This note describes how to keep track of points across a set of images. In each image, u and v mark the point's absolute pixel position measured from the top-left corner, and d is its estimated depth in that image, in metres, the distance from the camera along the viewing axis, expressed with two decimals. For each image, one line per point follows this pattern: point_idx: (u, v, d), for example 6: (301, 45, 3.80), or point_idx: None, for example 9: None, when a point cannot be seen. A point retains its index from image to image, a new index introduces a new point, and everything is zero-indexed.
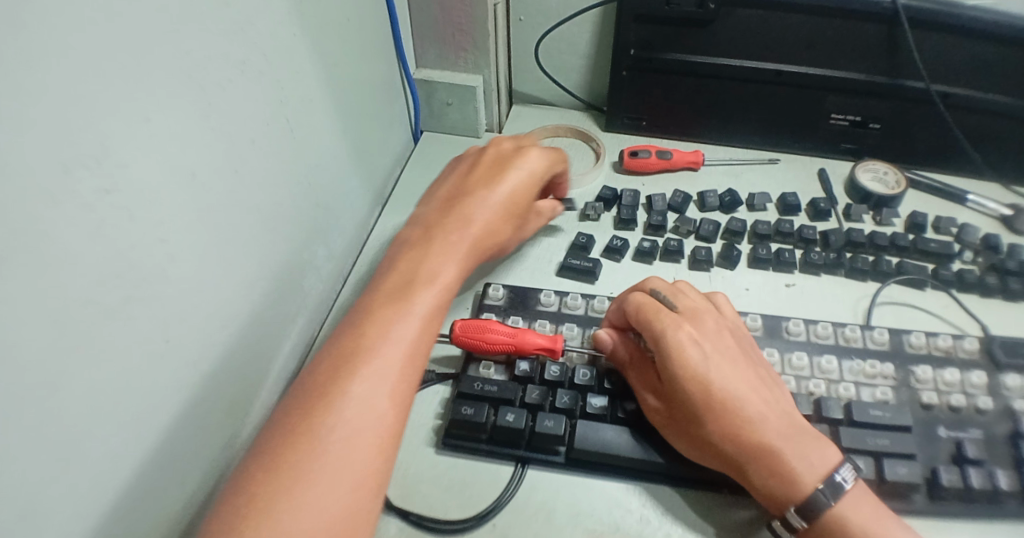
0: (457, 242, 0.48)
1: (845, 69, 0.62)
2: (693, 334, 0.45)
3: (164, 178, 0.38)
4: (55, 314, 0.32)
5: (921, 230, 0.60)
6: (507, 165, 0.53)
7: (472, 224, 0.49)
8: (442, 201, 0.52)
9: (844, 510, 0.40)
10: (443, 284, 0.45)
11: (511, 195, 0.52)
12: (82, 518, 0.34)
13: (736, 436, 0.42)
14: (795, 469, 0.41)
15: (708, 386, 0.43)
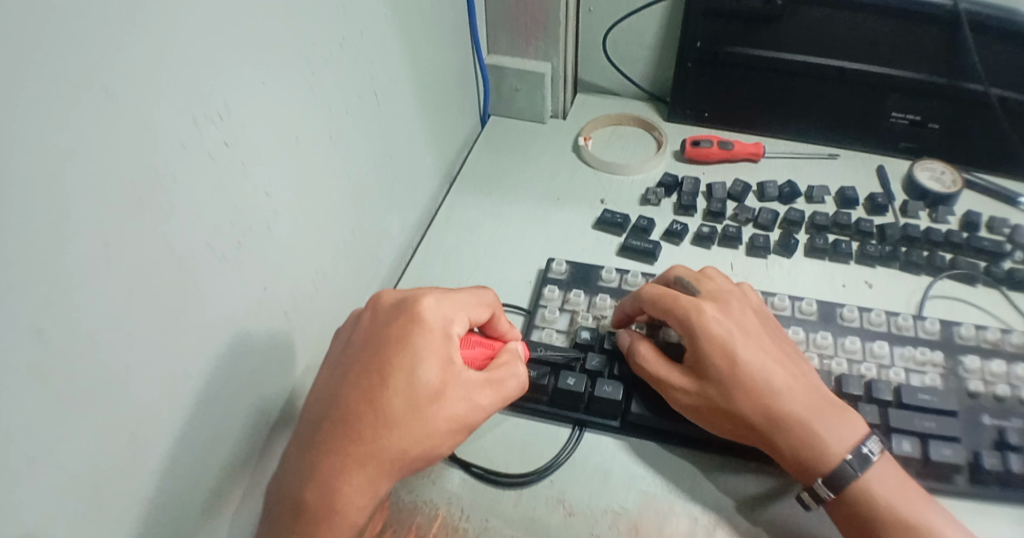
0: (342, 447, 0.38)
1: (907, 69, 0.64)
2: (717, 313, 0.47)
3: (272, 139, 0.42)
4: (178, 252, 0.36)
5: (975, 228, 0.61)
6: (402, 319, 0.42)
7: (361, 431, 0.38)
8: (331, 376, 0.42)
9: (870, 483, 0.42)
10: (339, 510, 0.38)
11: (423, 372, 0.40)
12: (184, 439, 0.38)
13: (768, 407, 0.44)
14: (822, 439, 0.43)
15: (737, 358, 0.45)
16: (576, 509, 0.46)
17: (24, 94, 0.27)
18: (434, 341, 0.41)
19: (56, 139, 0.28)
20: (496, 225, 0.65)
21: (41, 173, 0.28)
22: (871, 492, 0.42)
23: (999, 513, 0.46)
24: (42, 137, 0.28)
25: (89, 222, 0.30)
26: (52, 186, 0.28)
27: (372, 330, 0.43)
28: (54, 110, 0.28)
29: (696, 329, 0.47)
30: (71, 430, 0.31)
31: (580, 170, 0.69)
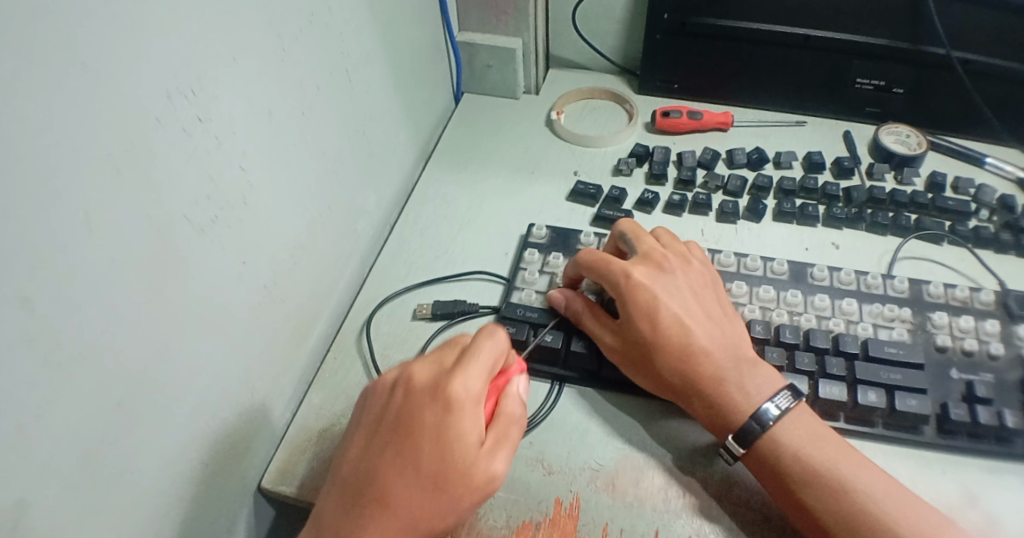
0: (375, 524, 0.39)
1: (870, 35, 0.65)
2: (647, 276, 0.49)
3: (246, 114, 0.42)
4: (156, 226, 0.36)
5: (940, 189, 0.63)
6: (441, 405, 0.41)
7: (402, 519, 0.39)
8: (366, 456, 0.41)
9: (779, 435, 0.43)
10: None
11: (454, 450, 0.39)
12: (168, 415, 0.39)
13: (683, 366, 0.46)
14: (731, 395, 0.45)
15: (656, 319, 0.47)
16: (555, 467, 0.47)
17: None
18: (462, 417, 0.40)
19: (23, 111, 0.28)
20: (472, 199, 0.65)
21: (16, 145, 0.28)
22: (782, 445, 0.43)
23: (970, 463, 0.47)
24: (15, 109, 0.28)
25: (62, 195, 0.30)
26: (27, 158, 0.29)
27: (399, 404, 0.42)
28: (26, 83, 0.28)
29: (627, 294, 0.48)
30: (57, 401, 0.31)
31: (554, 143, 0.70)
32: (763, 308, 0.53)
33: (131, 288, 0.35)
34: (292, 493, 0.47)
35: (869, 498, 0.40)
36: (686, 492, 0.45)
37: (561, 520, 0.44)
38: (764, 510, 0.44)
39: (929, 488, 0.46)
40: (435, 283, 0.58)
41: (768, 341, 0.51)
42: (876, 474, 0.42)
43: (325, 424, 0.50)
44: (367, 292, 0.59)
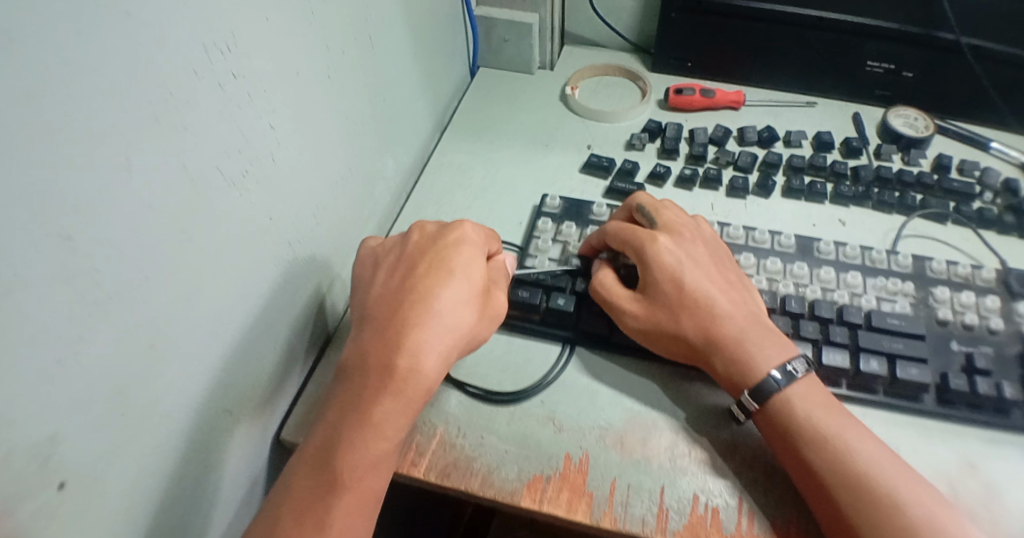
0: (420, 316, 0.42)
1: (882, 17, 0.66)
2: (670, 244, 0.50)
3: (276, 72, 0.43)
4: (192, 176, 0.37)
5: (945, 170, 0.64)
6: (456, 237, 0.47)
7: (440, 312, 0.42)
8: (388, 281, 0.45)
9: (790, 396, 0.44)
10: (418, 374, 0.41)
11: (477, 266, 0.46)
12: (196, 360, 0.40)
13: (707, 329, 0.47)
14: (752, 358, 0.46)
15: (682, 285, 0.48)
16: (565, 425, 0.48)
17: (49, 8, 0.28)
18: (479, 248, 0.47)
19: (74, 54, 0.29)
20: (487, 169, 0.66)
21: (63, 87, 0.29)
22: (792, 409, 0.44)
23: (968, 433, 0.49)
24: (63, 52, 0.29)
25: (108, 139, 0.31)
26: (76, 99, 0.30)
27: (415, 244, 0.47)
28: (75, 27, 0.29)
29: (652, 259, 0.50)
30: (94, 340, 0.32)
31: (567, 118, 0.71)
32: (770, 279, 0.55)
33: (165, 235, 0.36)
34: None
35: (873, 468, 0.41)
36: (693, 450, 0.47)
37: (571, 474, 0.45)
38: (767, 471, 0.45)
39: (927, 455, 0.47)
40: None
41: (774, 309, 0.52)
42: (884, 450, 0.42)
43: None
44: None
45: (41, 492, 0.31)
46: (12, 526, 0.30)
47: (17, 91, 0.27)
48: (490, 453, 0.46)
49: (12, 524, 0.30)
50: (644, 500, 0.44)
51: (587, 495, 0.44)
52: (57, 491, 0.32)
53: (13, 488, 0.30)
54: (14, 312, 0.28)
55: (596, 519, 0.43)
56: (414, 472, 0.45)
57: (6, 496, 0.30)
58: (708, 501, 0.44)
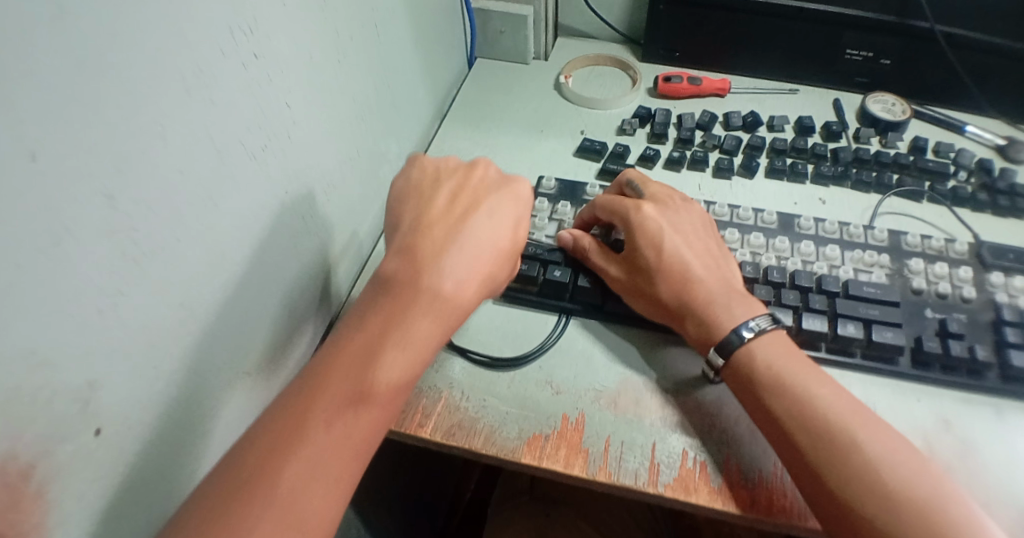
0: (471, 245, 0.46)
1: (860, 7, 0.69)
2: (653, 213, 0.54)
3: (291, 54, 0.46)
4: (218, 148, 0.40)
5: (921, 152, 0.67)
6: (506, 189, 0.51)
7: (480, 248, 0.46)
8: (438, 210, 0.48)
9: (754, 346, 0.48)
10: (461, 301, 0.44)
11: (521, 213, 0.50)
12: (218, 321, 0.43)
13: (681, 292, 0.51)
14: (720, 317, 0.49)
15: (660, 250, 0.52)
16: (563, 388, 0.51)
17: None
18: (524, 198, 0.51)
19: (119, 32, 0.33)
20: (485, 153, 0.70)
21: (108, 61, 0.32)
22: (754, 359, 0.47)
23: (942, 393, 0.52)
24: (107, 30, 0.32)
25: (146, 109, 0.35)
26: (119, 73, 0.33)
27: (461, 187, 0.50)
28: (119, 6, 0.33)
29: (635, 226, 0.53)
30: (132, 296, 0.36)
31: (562, 105, 0.74)
32: (753, 252, 0.58)
33: (192, 203, 0.39)
34: None
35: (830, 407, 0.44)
36: (682, 410, 0.50)
37: (568, 432, 0.48)
38: (751, 429, 0.48)
39: (903, 412, 0.50)
40: None
41: (757, 279, 0.55)
42: (839, 392, 0.45)
43: None
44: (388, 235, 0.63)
45: (80, 435, 0.34)
46: (55, 464, 0.33)
47: (66, 63, 0.30)
48: (492, 414, 0.49)
49: (54, 462, 0.33)
50: (635, 455, 0.47)
51: (584, 451, 0.47)
52: (94, 436, 0.35)
53: (58, 428, 0.33)
54: (64, 260, 0.32)
55: (592, 473, 0.46)
56: (420, 433, 0.48)
57: (51, 434, 0.33)
58: (696, 455, 0.47)
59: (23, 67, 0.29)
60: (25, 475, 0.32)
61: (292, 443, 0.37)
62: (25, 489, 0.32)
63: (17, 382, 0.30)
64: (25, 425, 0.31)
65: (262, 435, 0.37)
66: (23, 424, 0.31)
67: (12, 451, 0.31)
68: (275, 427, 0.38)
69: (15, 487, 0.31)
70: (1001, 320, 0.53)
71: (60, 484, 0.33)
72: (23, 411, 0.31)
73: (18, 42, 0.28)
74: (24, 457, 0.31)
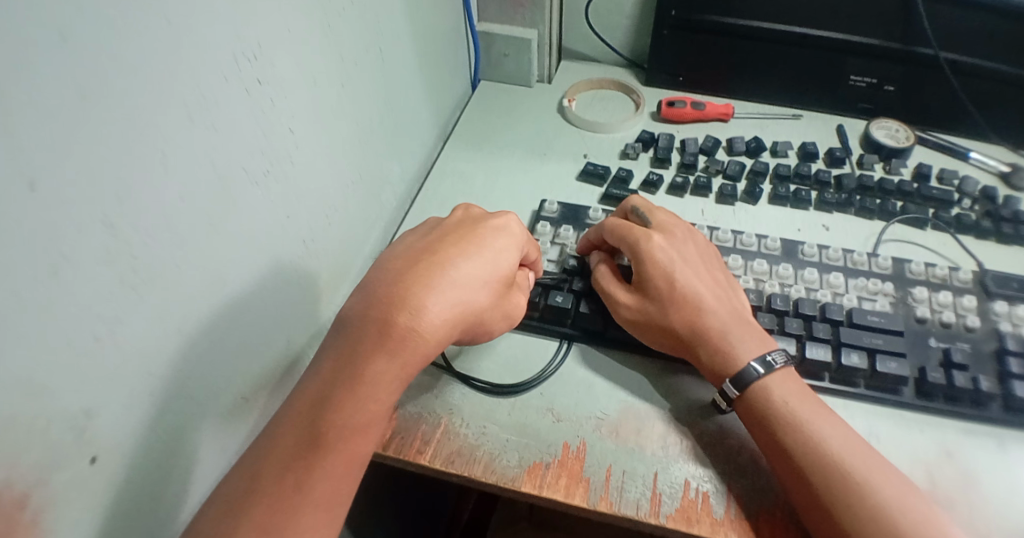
0: (438, 280, 0.46)
1: (863, 34, 0.70)
2: (663, 242, 0.54)
3: (295, 79, 0.47)
4: (221, 173, 0.41)
5: (925, 179, 0.67)
6: (491, 228, 0.51)
7: (452, 287, 0.46)
8: (413, 251, 0.48)
9: (770, 382, 0.47)
10: (422, 335, 0.44)
11: (503, 249, 0.50)
12: (218, 345, 0.43)
13: (693, 321, 0.50)
14: (734, 348, 0.49)
15: (673, 279, 0.52)
16: (563, 415, 0.51)
17: (105, 20, 0.32)
18: (513, 237, 0.51)
19: (123, 60, 0.33)
20: (488, 176, 0.70)
21: (111, 89, 0.33)
22: (771, 397, 0.47)
23: (946, 423, 0.51)
24: (110, 59, 0.32)
25: (149, 136, 0.35)
26: (123, 101, 0.33)
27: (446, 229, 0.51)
28: (123, 36, 0.33)
29: (647, 255, 0.53)
30: (131, 321, 0.36)
31: (565, 128, 0.75)
32: (756, 279, 0.58)
33: (193, 229, 0.39)
34: None
35: (844, 450, 0.44)
36: (684, 439, 0.49)
37: (569, 461, 0.48)
38: (754, 460, 0.48)
39: (907, 444, 0.50)
40: None
41: (760, 307, 0.55)
42: (854, 437, 0.45)
43: None
44: None
45: (74, 464, 0.34)
46: (49, 494, 0.33)
47: (69, 92, 0.31)
48: (492, 442, 0.49)
49: (48, 491, 0.33)
50: (637, 485, 0.47)
51: (584, 481, 0.47)
52: (90, 464, 0.35)
53: (53, 456, 0.33)
54: (62, 287, 0.32)
55: (593, 503, 0.46)
56: (420, 460, 0.48)
57: (46, 463, 0.32)
58: (699, 486, 0.47)
59: (25, 97, 0.29)
60: (20, 504, 0.32)
61: (255, 498, 0.38)
62: (19, 519, 0.32)
63: (12, 410, 0.30)
64: (21, 452, 0.31)
65: (232, 493, 0.38)
66: (18, 453, 0.31)
67: (7, 480, 0.31)
68: (246, 475, 0.39)
69: (9, 517, 0.31)
70: (1005, 350, 0.52)
71: (54, 513, 0.33)
72: (18, 440, 0.31)
73: (19, 72, 0.29)
74: (19, 486, 0.31)
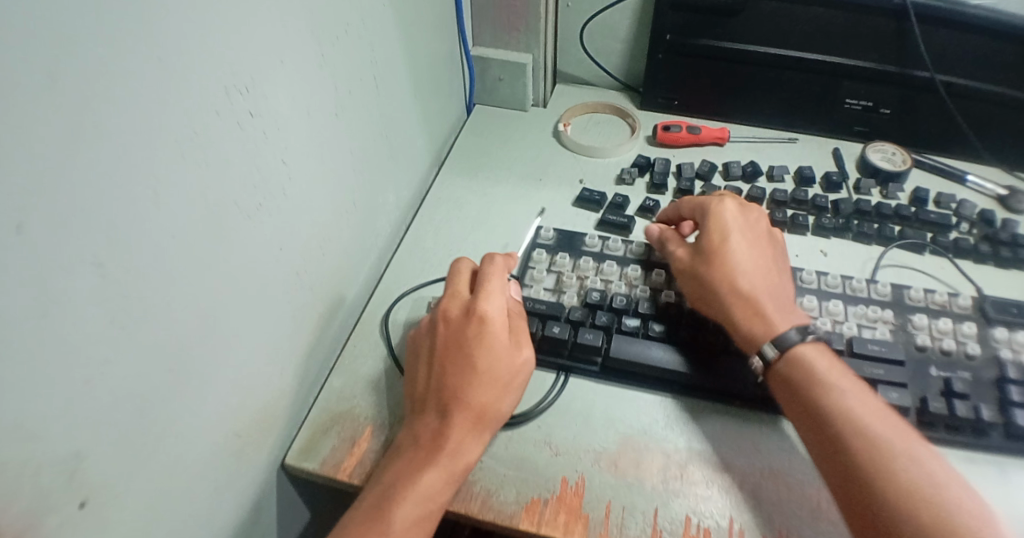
0: (450, 412, 0.47)
1: (858, 58, 0.70)
2: (734, 211, 0.57)
3: (289, 112, 0.46)
4: (213, 208, 0.40)
5: (922, 203, 0.67)
6: (477, 322, 0.50)
7: (467, 420, 0.47)
8: (427, 376, 0.49)
9: (803, 350, 0.48)
10: (453, 455, 0.46)
11: (496, 347, 0.49)
12: (210, 382, 0.42)
13: (732, 280, 0.52)
14: (769, 314, 0.50)
15: (726, 242, 0.55)
16: (561, 449, 0.50)
17: (98, 59, 0.31)
18: (499, 321, 0.51)
19: (118, 98, 0.33)
20: (484, 202, 0.69)
21: (103, 126, 0.32)
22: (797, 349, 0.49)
23: (950, 454, 0.50)
24: (104, 97, 0.32)
25: (139, 173, 0.34)
26: (116, 136, 0.33)
27: (442, 334, 0.51)
28: (116, 74, 0.32)
29: (715, 222, 0.56)
30: (120, 362, 0.35)
31: (560, 153, 0.74)
32: None
33: (183, 267, 0.38)
34: (312, 468, 0.50)
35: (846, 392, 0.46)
36: (684, 471, 0.48)
37: (568, 496, 0.47)
38: (755, 494, 0.47)
39: None
40: None
41: None
42: (854, 379, 0.47)
43: (346, 407, 0.54)
44: (385, 286, 0.63)
45: (63, 509, 0.33)
46: None
47: (61, 128, 0.30)
48: (489, 476, 0.48)
49: None
50: (638, 521, 0.46)
51: (584, 517, 0.46)
52: (79, 508, 0.34)
53: (40, 504, 0.32)
54: (52, 332, 0.31)
55: None
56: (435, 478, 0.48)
57: (32, 512, 0.31)
58: (700, 521, 0.46)
59: (13, 135, 0.28)
60: None
61: None
62: None
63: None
64: (7, 503, 0.30)
65: None
66: (5, 500, 0.30)
67: None
68: None
69: None
70: (1005, 378, 0.51)
71: None
72: (5, 487, 0.30)
73: (14, 108, 0.28)
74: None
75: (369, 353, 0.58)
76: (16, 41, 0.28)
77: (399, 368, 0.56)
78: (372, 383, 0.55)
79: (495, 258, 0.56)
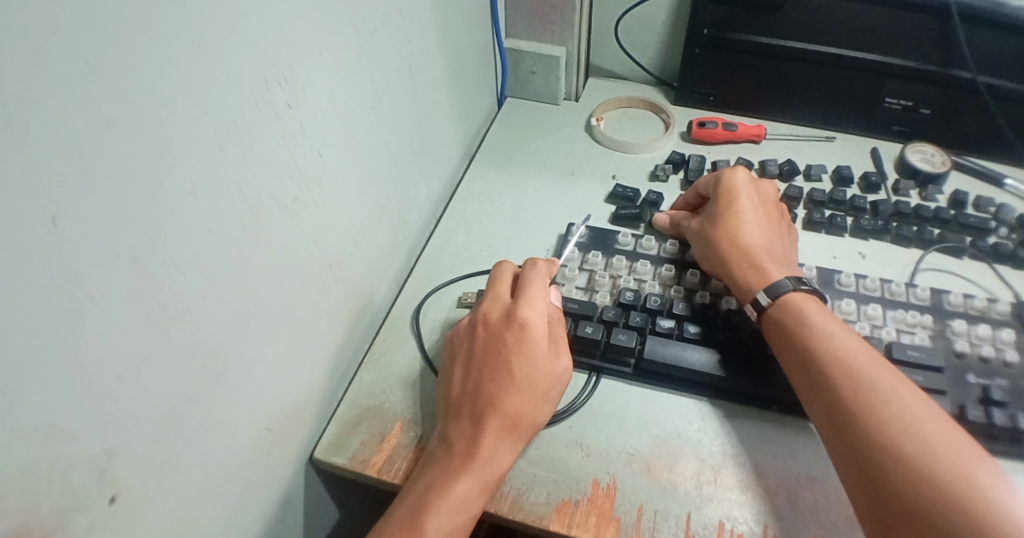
0: (488, 421, 0.47)
1: (899, 56, 0.68)
2: (746, 177, 0.60)
3: (326, 104, 0.46)
4: (249, 201, 0.40)
5: (961, 206, 0.65)
6: (518, 328, 0.50)
7: (504, 429, 0.47)
8: (466, 382, 0.49)
9: (802, 304, 0.50)
10: (490, 465, 0.45)
11: (536, 355, 0.49)
12: (242, 375, 0.42)
13: (733, 234, 0.56)
14: (765, 268, 0.54)
15: (733, 202, 0.58)
16: (593, 450, 0.50)
17: (137, 50, 0.31)
18: (540, 328, 0.50)
19: (156, 90, 0.32)
20: (515, 197, 0.69)
21: (141, 119, 0.31)
22: (793, 297, 0.51)
23: None
24: (142, 88, 0.31)
25: (176, 166, 0.34)
26: (153, 130, 0.32)
27: (481, 337, 0.51)
28: (154, 66, 0.32)
29: (727, 182, 0.59)
30: (154, 357, 0.35)
31: (593, 148, 0.73)
32: None
33: (219, 260, 0.38)
34: (342, 463, 0.50)
35: (865, 392, 0.44)
36: (718, 476, 0.48)
37: (600, 499, 0.47)
38: (790, 501, 0.47)
39: None
40: (481, 275, 0.62)
41: None
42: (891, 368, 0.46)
43: (376, 401, 0.54)
44: (417, 279, 0.63)
45: (95, 505, 0.33)
46: None
47: (96, 123, 0.29)
48: (521, 477, 0.48)
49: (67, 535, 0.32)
50: (670, 526, 0.45)
51: (616, 520, 0.46)
52: (109, 505, 0.34)
53: (72, 499, 0.32)
54: (88, 325, 0.31)
55: None
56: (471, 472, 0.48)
57: (64, 507, 0.31)
58: (734, 527, 0.45)
59: (50, 127, 0.28)
60: None
61: None
62: None
63: (32, 454, 0.29)
64: (41, 498, 0.30)
65: None
66: (40, 494, 0.30)
67: (25, 527, 0.30)
68: None
69: None
70: None
71: None
72: (38, 484, 0.30)
73: (53, 100, 0.28)
74: (37, 532, 0.30)
75: (400, 347, 0.58)
76: (54, 34, 0.27)
77: (430, 364, 0.56)
78: (402, 378, 0.55)
79: (536, 262, 0.55)
